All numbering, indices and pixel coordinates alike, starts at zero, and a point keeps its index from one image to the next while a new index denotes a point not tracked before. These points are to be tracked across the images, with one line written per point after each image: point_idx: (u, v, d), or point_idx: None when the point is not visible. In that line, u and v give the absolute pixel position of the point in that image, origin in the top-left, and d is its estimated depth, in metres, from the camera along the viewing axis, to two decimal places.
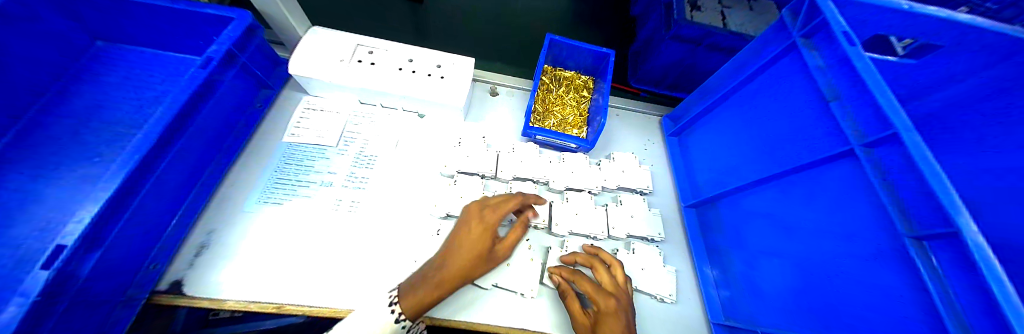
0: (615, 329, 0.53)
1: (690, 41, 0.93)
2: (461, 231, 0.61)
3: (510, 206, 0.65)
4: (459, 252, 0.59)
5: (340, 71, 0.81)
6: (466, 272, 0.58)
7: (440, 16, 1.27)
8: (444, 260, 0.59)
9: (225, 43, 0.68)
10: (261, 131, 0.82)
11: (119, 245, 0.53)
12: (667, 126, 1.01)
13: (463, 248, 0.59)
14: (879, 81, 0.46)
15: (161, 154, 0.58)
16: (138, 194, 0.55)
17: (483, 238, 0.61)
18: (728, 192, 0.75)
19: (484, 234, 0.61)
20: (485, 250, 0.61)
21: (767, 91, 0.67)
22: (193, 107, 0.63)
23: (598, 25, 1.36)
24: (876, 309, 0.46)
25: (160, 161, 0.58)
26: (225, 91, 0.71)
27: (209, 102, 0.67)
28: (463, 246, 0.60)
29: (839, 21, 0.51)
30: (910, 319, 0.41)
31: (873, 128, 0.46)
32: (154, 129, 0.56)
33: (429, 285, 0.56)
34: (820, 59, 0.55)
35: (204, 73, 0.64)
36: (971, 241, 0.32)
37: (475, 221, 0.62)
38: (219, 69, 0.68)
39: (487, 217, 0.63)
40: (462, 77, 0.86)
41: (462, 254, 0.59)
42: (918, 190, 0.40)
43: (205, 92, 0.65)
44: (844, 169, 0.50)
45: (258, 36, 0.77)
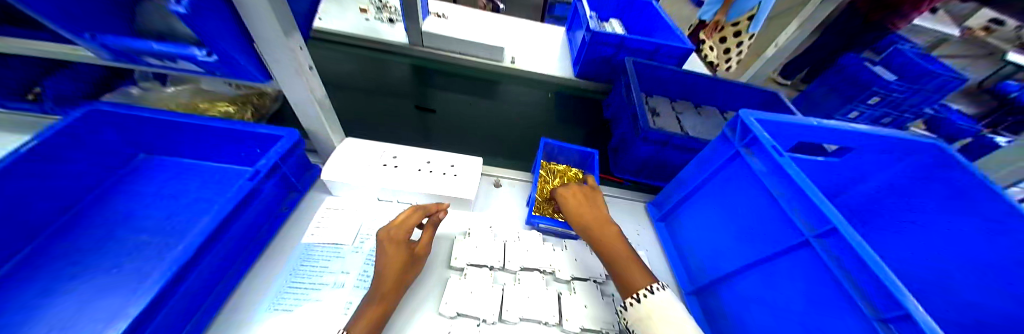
0: None
1: (659, 142, 1.13)
2: (381, 243, 0.75)
3: (411, 222, 0.79)
4: (388, 264, 0.72)
5: (366, 174, 0.92)
6: (398, 277, 0.71)
7: (449, 122, 1.50)
8: (387, 270, 0.71)
9: (273, 158, 0.80)
10: (283, 232, 0.86)
11: None
12: (654, 212, 1.13)
13: (389, 259, 0.72)
14: (810, 184, 0.59)
15: (195, 262, 0.60)
16: (163, 306, 0.55)
17: (404, 248, 0.75)
18: (724, 276, 0.81)
19: (402, 244, 0.75)
20: (405, 260, 0.73)
21: (725, 185, 0.81)
22: (234, 214, 0.69)
23: (580, 126, 1.63)
24: None
25: (193, 269, 0.60)
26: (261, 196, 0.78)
27: (247, 208, 0.73)
28: (387, 259, 0.72)
29: (767, 139, 0.68)
30: None
31: (817, 222, 0.57)
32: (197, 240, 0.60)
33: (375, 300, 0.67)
34: (760, 164, 0.70)
35: (251, 184, 0.73)
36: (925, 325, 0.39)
37: (393, 239, 0.75)
38: (262, 179, 0.77)
39: (393, 235, 0.76)
40: (472, 175, 0.98)
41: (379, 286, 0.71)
42: (870, 277, 0.49)
43: (246, 200, 0.72)
44: (807, 256, 0.60)
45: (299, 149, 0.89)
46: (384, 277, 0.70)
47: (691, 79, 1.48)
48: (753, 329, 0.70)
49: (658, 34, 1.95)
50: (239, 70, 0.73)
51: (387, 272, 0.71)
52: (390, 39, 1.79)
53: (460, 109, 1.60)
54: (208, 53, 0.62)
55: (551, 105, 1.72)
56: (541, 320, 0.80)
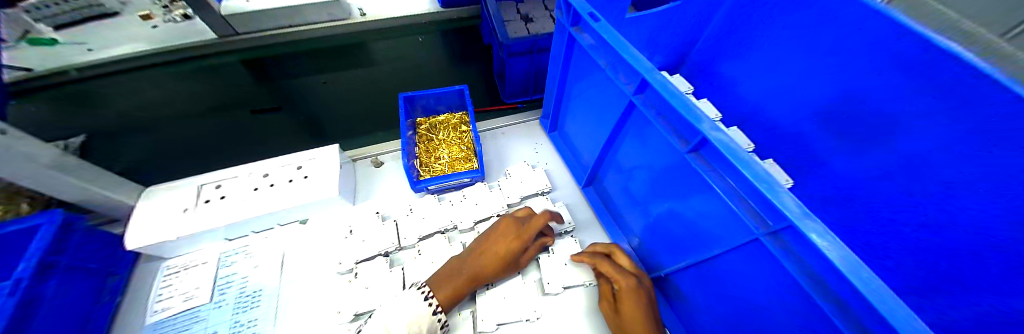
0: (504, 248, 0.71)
1: (525, 52, 1.03)
2: (502, 223, 0.74)
3: (538, 220, 0.74)
4: (497, 249, 0.71)
5: (185, 223, 0.74)
6: (503, 262, 0.71)
7: (312, 116, 1.27)
8: (485, 257, 0.70)
9: (35, 252, 0.59)
10: (119, 319, 0.71)
11: None
12: (545, 124, 1.07)
13: (498, 244, 0.71)
14: (618, 40, 0.52)
15: None
16: None
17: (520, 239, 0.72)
18: (603, 164, 0.80)
19: (525, 233, 0.72)
20: (512, 253, 0.71)
21: (575, 74, 0.74)
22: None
23: (463, 64, 1.47)
24: (709, 221, 0.49)
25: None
26: (50, 303, 0.59)
27: (35, 321, 0.56)
28: (496, 245, 0.71)
29: (583, 5, 0.59)
30: (727, 219, 0.45)
31: (633, 79, 0.53)
32: None
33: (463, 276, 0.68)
34: (586, 37, 0.62)
35: (15, 296, 0.55)
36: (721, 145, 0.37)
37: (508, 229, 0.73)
38: (35, 282, 0.58)
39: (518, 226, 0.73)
40: (328, 167, 0.83)
41: (495, 261, 0.70)
42: (676, 115, 0.45)
43: (25, 314, 0.55)
44: (636, 118, 0.56)
45: (80, 229, 0.68)
46: (485, 264, 0.70)
47: None
48: (634, 198, 0.71)
49: None
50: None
51: (495, 258, 0.70)
52: (195, 40, 1.39)
53: (321, 94, 1.35)
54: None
55: (427, 52, 1.52)
56: None
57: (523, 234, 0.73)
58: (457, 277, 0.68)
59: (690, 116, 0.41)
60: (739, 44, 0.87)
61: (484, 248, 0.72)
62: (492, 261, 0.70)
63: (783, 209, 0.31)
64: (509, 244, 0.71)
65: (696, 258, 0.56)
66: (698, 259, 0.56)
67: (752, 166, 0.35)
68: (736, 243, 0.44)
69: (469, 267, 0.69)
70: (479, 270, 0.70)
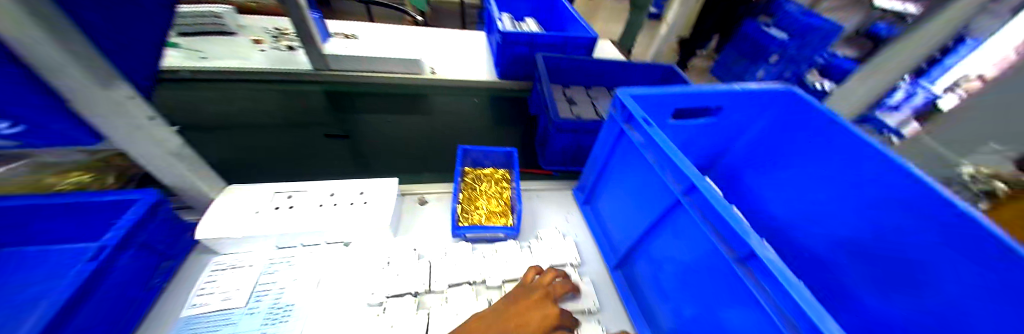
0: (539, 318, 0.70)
1: (571, 131, 1.18)
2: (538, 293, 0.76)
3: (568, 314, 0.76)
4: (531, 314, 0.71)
5: (252, 223, 0.82)
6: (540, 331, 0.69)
7: (370, 147, 1.43)
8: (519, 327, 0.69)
9: (124, 226, 0.67)
10: (161, 305, 0.75)
11: None
12: (579, 196, 1.16)
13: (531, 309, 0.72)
14: (671, 148, 0.63)
15: None
16: None
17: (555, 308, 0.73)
18: (635, 247, 0.85)
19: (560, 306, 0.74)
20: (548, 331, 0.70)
21: (621, 163, 0.85)
22: (78, 300, 0.58)
23: (508, 127, 1.66)
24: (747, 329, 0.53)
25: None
26: (115, 275, 0.65)
27: (98, 291, 0.62)
28: (525, 311, 0.72)
29: (640, 113, 0.72)
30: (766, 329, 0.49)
31: (683, 183, 0.61)
32: None
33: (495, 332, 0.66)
34: (637, 136, 0.73)
35: (94, 263, 0.61)
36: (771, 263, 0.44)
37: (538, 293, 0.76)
38: (114, 252, 0.65)
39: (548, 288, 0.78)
40: (385, 198, 0.93)
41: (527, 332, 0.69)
42: (725, 226, 0.53)
43: (93, 281, 0.61)
44: (681, 215, 0.64)
45: (165, 208, 0.77)
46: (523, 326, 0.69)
47: (599, 65, 1.56)
48: (665, 288, 0.75)
49: (568, 27, 2.03)
50: (55, 136, 0.62)
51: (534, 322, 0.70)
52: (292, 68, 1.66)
53: (381, 130, 1.53)
54: (13, 124, 0.55)
55: (478, 111, 1.73)
56: None
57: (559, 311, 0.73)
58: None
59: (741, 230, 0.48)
60: (772, 162, 1.02)
61: (519, 312, 0.71)
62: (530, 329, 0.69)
63: None
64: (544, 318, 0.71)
65: None
66: None
67: (800, 288, 0.41)
68: None
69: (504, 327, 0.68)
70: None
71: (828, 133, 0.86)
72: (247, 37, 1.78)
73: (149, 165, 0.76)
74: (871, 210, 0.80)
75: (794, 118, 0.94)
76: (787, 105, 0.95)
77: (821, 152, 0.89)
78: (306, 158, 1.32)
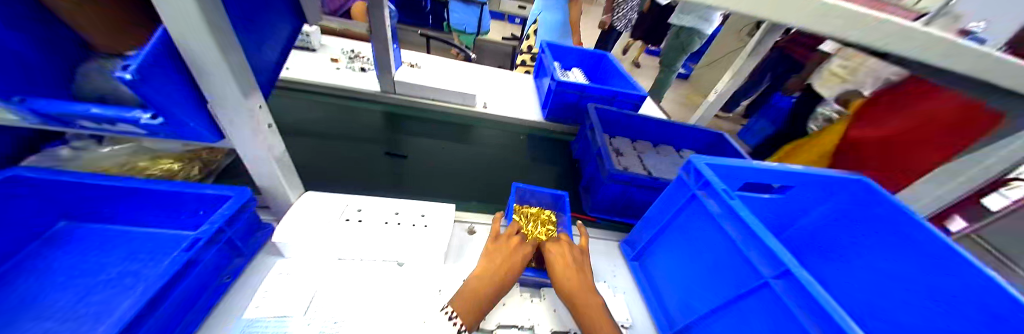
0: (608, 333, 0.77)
1: (624, 183, 1.20)
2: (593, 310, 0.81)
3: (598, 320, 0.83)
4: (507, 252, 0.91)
5: (324, 231, 0.86)
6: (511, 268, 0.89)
7: (420, 168, 1.49)
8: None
9: (217, 221, 0.72)
10: (226, 301, 0.77)
11: None
12: (627, 251, 1.13)
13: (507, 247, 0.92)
14: (757, 226, 0.63)
15: None
16: None
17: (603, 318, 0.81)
18: (695, 322, 0.79)
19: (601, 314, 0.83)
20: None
21: (687, 227, 0.84)
22: (166, 289, 0.60)
23: (551, 166, 1.70)
24: None
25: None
26: (200, 263, 0.68)
27: (182, 283, 0.64)
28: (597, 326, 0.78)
29: (719, 184, 0.74)
30: None
31: (771, 264, 0.60)
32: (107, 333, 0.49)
33: (483, 291, 0.81)
34: (715, 206, 0.74)
35: (186, 255, 0.64)
36: None
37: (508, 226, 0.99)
38: (202, 247, 0.68)
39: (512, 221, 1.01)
40: (443, 224, 0.95)
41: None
42: (827, 319, 0.50)
43: (180, 274, 0.63)
44: (764, 297, 0.61)
45: (250, 208, 0.83)
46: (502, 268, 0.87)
47: (647, 123, 1.63)
48: None
49: (614, 81, 2.15)
50: (185, 131, 0.67)
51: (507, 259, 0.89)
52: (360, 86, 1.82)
53: (432, 154, 1.59)
54: (154, 116, 0.59)
55: (523, 148, 1.79)
56: None
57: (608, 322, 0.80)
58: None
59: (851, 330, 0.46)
60: (829, 249, 0.94)
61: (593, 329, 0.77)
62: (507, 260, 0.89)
63: None
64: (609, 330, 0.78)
65: None
66: None
67: None
68: None
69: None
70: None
71: (901, 229, 0.77)
72: (326, 55, 2.00)
73: (251, 165, 0.84)
74: (931, 316, 0.70)
75: (857, 209, 0.85)
76: (846, 198, 0.87)
77: (889, 249, 0.80)
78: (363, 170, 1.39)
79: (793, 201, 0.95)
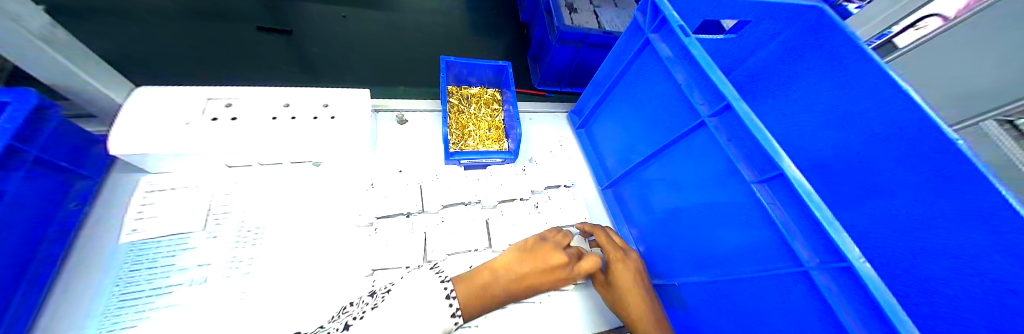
0: (628, 283, 0.64)
1: (573, 43, 1.03)
2: (617, 268, 0.66)
3: (621, 269, 0.66)
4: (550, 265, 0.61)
5: (189, 135, 0.66)
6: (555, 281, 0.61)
7: (329, 51, 1.23)
8: (626, 300, 0.63)
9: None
10: (88, 235, 0.62)
11: None
12: (574, 121, 1.08)
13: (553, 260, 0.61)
14: (707, 60, 0.54)
15: None
16: None
17: (627, 282, 0.64)
18: (631, 171, 0.82)
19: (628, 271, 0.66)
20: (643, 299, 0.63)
21: (636, 79, 0.75)
22: None
23: (495, 36, 1.42)
24: (744, 243, 0.54)
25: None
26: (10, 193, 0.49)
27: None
28: (621, 285, 0.65)
29: (674, 17, 0.60)
30: (765, 243, 0.50)
31: (713, 101, 0.55)
32: None
33: (510, 278, 0.58)
34: (666, 49, 0.63)
35: None
36: (799, 183, 0.41)
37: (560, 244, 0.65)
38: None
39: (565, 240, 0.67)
40: (357, 111, 0.77)
41: (637, 301, 0.62)
42: (752, 146, 0.49)
43: None
44: (699, 137, 0.59)
45: (57, 115, 0.59)
46: (534, 272, 0.59)
47: None
48: (657, 208, 0.76)
49: None
50: None
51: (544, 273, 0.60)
52: None
53: (336, 27, 1.29)
54: None
55: (458, 14, 1.45)
56: (470, 249, 0.75)
57: (637, 283, 0.65)
58: (630, 307, 0.62)
59: (775, 153, 0.43)
60: (762, 94, 0.79)
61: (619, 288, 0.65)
62: (547, 269, 0.60)
63: (847, 254, 0.36)
64: (636, 290, 0.64)
65: (716, 272, 0.61)
66: (714, 272, 0.62)
67: (828, 211, 0.39)
68: (774, 270, 0.48)
69: (632, 297, 0.63)
70: (630, 308, 0.62)
71: (840, 55, 0.59)
72: None
73: (9, 52, 0.56)
74: (852, 141, 0.61)
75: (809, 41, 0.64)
76: (806, 22, 0.63)
77: (826, 82, 0.63)
78: (253, 63, 1.14)
79: (737, 44, 0.78)
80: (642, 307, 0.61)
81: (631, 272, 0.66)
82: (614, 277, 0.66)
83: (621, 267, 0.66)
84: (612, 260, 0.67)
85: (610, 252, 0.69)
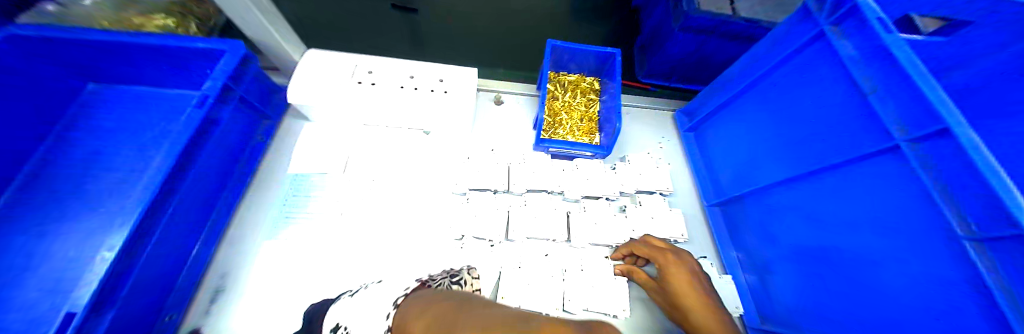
0: (681, 283, 0.54)
1: (701, 32, 0.91)
2: (666, 268, 0.58)
3: (675, 268, 0.57)
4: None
5: (339, 95, 0.78)
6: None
7: (439, 28, 1.33)
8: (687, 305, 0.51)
9: (220, 78, 0.64)
10: (266, 163, 0.82)
11: (139, 288, 0.53)
12: (681, 121, 0.97)
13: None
14: (919, 67, 0.41)
15: (172, 195, 0.56)
16: (154, 233, 0.53)
17: (684, 283, 0.54)
18: (754, 192, 0.70)
19: (683, 272, 0.56)
20: (708, 305, 0.50)
21: (788, 83, 0.63)
22: (200, 140, 0.62)
23: (597, 23, 1.34)
24: (930, 318, 0.40)
25: (150, 237, 0.53)
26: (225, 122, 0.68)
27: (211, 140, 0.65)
28: (677, 288, 0.54)
29: (872, 7, 0.48)
30: (971, 326, 0.35)
31: (918, 122, 0.41)
32: (158, 172, 0.53)
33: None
34: (849, 47, 0.51)
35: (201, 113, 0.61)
36: None
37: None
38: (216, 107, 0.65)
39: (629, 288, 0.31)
40: (465, 89, 0.82)
41: (699, 306, 0.50)
42: (976, 188, 0.34)
43: (206, 130, 0.63)
44: (883, 166, 0.45)
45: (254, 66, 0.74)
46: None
47: None
48: (781, 237, 0.65)
49: None
50: None
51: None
52: None
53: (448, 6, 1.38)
54: None
55: None
56: (550, 238, 0.76)
57: (699, 286, 0.53)
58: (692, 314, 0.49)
59: (1011, 201, 0.30)
60: None
61: (675, 293, 0.54)
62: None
63: None
64: (696, 294, 0.52)
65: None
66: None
67: None
68: None
69: (691, 300, 0.51)
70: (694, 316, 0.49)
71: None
72: None
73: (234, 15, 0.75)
74: None
75: None
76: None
77: None
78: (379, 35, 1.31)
79: None
80: (707, 314, 0.48)
81: (687, 273, 0.56)
82: (664, 279, 0.57)
83: (673, 267, 0.58)
84: (658, 260, 0.60)
85: (657, 254, 0.61)
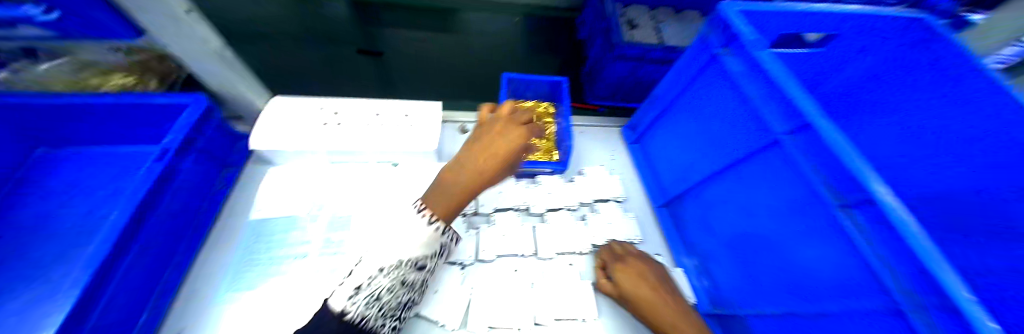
0: (645, 286, 0.66)
1: (633, 58, 1.05)
2: (633, 272, 0.69)
3: (639, 271, 0.69)
4: None
5: (305, 136, 0.82)
6: None
7: (405, 67, 1.42)
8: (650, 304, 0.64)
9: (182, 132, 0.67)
10: (226, 212, 0.81)
11: None
12: (627, 135, 1.08)
13: None
14: (783, 76, 0.51)
15: (127, 249, 0.56)
16: (105, 292, 0.53)
17: (647, 285, 0.66)
18: (692, 190, 0.79)
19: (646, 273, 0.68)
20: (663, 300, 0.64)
21: (700, 95, 0.75)
22: (158, 193, 0.63)
23: (550, 53, 1.49)
24: (831, 278, 0.47)
25: (98, 302, 0.52)
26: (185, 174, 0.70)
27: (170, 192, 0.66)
28: (641, 288, 0.66)
29: (745, 31, 0.59)
30: (855, 280, 0.43)
31: (789, 118, 0.51)
32: (114, 228, 0.54)
33: None
34: (735, 63, 0.62)
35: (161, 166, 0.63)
36: (886, 206, 0.34)
37: None
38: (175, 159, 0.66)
39: None
40: (428, 121, 0.89)
41: (657, 304, 0.64)
42: (831, 165, 0.43)
43: (164, 182, 0.64)
44: (773, 156, 0.55)
45: (217, 117, 0.78)
46: None
47: None
48: (719, 229, 0.72)
49: None
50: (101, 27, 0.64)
51: None
52: None
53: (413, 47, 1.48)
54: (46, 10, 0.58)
55: (518, 33, 1.56)
56: (517, 253, 0.80)
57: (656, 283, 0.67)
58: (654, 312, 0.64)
59: (858, 171, 0.38)
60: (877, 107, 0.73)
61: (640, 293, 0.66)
62: None
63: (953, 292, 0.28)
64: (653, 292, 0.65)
65: (791, 308, 0.54)
66: (791, 307, 0.54)
67: (929, 245, 0.31)
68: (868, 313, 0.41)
69: (653, 301, 0.64)
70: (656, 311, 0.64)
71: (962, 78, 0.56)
72: None
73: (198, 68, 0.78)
74: None
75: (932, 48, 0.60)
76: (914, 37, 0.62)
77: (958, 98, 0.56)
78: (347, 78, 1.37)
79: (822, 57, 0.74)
80: (664, 308, 0.63)
81: (646, 273, 0.69)
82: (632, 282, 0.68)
83: (637, 270, 0.69)
84: (626, 264, 0.71)
85: (623, 258, 0.72)
